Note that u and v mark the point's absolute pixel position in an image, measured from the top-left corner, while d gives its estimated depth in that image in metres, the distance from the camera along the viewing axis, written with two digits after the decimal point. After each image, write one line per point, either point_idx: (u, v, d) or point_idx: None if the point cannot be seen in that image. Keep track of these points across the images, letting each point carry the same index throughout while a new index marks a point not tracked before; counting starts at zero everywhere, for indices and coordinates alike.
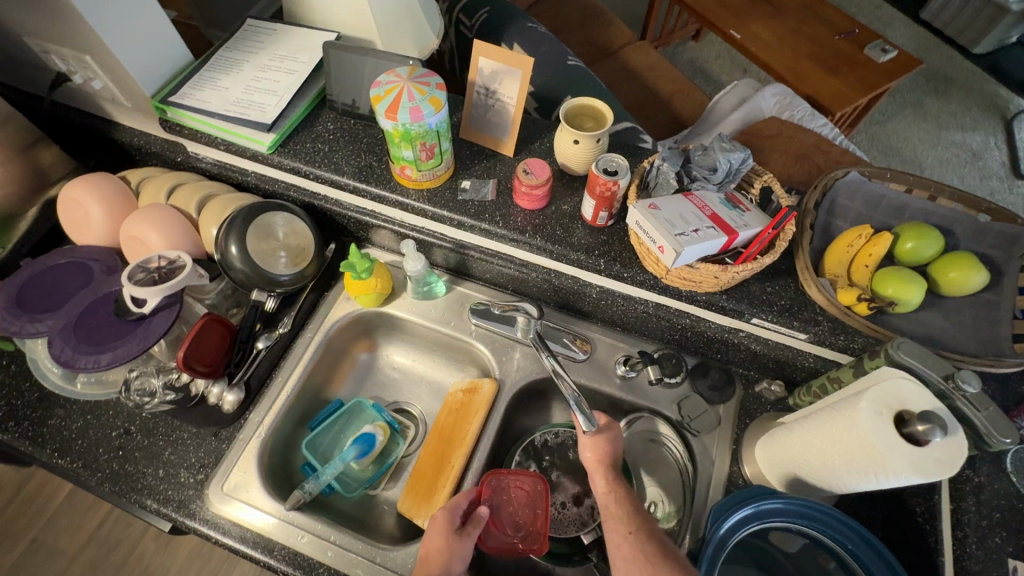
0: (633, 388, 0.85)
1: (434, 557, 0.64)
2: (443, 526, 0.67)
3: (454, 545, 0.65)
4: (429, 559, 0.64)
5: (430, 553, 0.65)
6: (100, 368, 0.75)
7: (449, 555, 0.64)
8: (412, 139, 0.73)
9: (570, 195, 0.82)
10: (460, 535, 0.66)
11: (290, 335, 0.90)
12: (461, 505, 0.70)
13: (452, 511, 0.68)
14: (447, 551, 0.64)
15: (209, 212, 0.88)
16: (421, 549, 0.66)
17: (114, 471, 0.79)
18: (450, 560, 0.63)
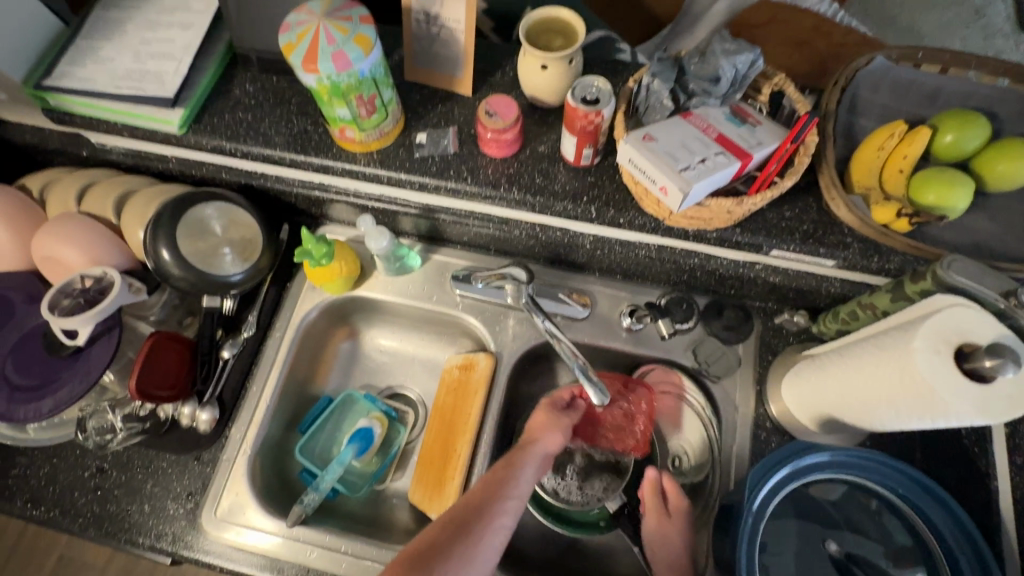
0: (643, 340, 0.78)
1: (537, 428, 0.69)
2: (552, 407, 0.71)
3: (558, 420, 0.69)
4: (533, 431, 0.69)
5: (537, 424, 0.69)
6: (44, 416, 0.67)
7: (552, 426, 0.68)
8: (344, 94, 0.60)
9: (545, 132, 0.70)
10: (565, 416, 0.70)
11: (257, 337, 0.80)
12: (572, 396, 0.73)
13: (560, 398, 0.73)
14: (549, 424, 0.69)
15: (129, 212, 0.75)
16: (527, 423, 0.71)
17: (96, 514, 0.72)
18: (550, 431, 0.68)
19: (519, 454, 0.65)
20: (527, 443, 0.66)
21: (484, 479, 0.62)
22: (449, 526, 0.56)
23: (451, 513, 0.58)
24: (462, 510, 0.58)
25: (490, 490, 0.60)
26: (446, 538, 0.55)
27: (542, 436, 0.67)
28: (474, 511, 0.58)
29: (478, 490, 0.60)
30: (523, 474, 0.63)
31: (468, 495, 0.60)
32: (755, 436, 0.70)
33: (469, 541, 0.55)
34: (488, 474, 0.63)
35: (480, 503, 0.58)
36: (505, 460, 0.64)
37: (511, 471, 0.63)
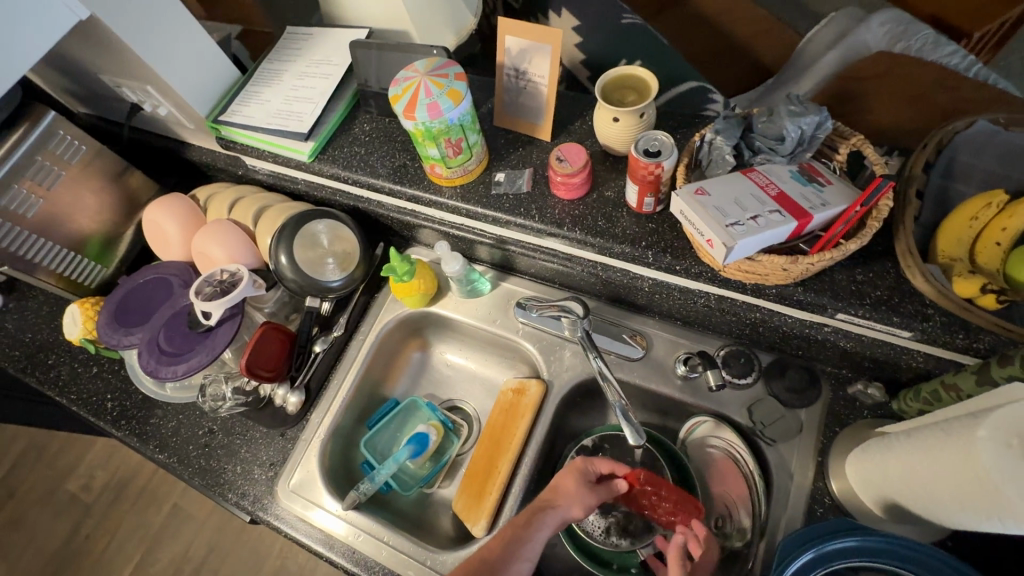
0: (696, 390, 0.77)
1: (562, 491, 0.65)
2: (579, 472, 0.67)
3: (583, 490, 0.65)
4: (556, 491, 0.66)
5: (560, 486, 0.66)
6: (178, 377, 0.82)
7: (576, 495, 0.65)
8: (436, 137, 0.69)
9: (613, 179, 0.74)
10: (589, 485, 0.66)
11: (344, 337, 0.92)
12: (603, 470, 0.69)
13: (589, 468, 0.68)
14: (571, 490, 0.65)
15: (264, 222, 0.92)
16: (553, 480, 0.68)
17: (202, 467, 0.87)
18: (573, 500, 0.64)
19: (537, 514, 0.63)
20: (547, 505, 0.64)
21: (496, 539, 0.61)
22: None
23: (461, 569, 0.58)
24: (471, 567, 0.58)
25: (501, 552, 0.59)
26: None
27: (562, 502, 0.64)
28: (483, 570, 0.57)
29: (490, 549, 0.59)
30: (538, 538, 0.60)
31: (481, 552, 0.60)
32: (809, 511, 0.67)
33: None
34: (503, 530, 0.62)
35: (490, 563, 0.58)
36: (522, 516, 0.63)
37: (527, 530, 0.61)
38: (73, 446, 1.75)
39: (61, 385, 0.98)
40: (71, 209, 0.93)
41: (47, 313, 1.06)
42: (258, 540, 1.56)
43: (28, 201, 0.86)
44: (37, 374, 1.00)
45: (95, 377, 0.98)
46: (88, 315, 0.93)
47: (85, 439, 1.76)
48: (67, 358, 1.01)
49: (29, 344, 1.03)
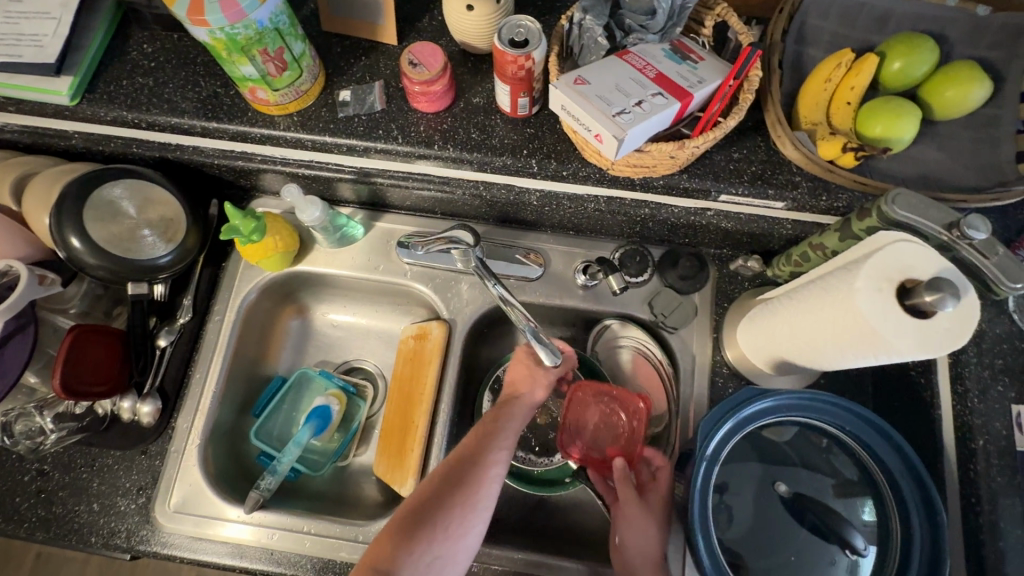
0: (599, 296, 0.76)
1: (520, 381, 0.65)
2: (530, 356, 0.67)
3: (538, 370, 0.66)
4: (517, 381, 0.65)
5: (516, 377, 0.66)
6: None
7: (531, 376, 0.65)
8: (246, 49, 0.53)
9: (479, 82, 0.64)
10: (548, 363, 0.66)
11: (196, 322, 0.76)
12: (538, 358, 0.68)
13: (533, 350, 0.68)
14: (529, 374, 0.65)
15: (31, 198, 0.68)
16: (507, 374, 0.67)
17: (43, 517, 0.69)
18: (534, 383, 0.64)
19: (508, 405, 0.62)
20: (513, 396, 0.64)
21: (470, 435, 0.59)
22: (436, 484, 0.55)
23: (438, 471, 0.56)
24: (449, 466, 0.56)
25: (479, 445, 0.58)
26: (432, 494, 0.53)
27: (527, 387, 0.64)
28: (463, 464, 0.56)
29: (467, 444, 0.58)
30: (511, 423, 0.60)
31: (456, 450, 0.58)
32: (713, 384, 0.72)
33: (459, 498, 0.53)
34: (475, 428, 0.60)
35: (469, 456, 0.56)
36: (493, 411, 0.62)
37: (500, 421, 0.60)
38: None
39: None
40: None
41: None
42: None
43: None
44: None
45: None
46: None
47: None
48: None
49: None
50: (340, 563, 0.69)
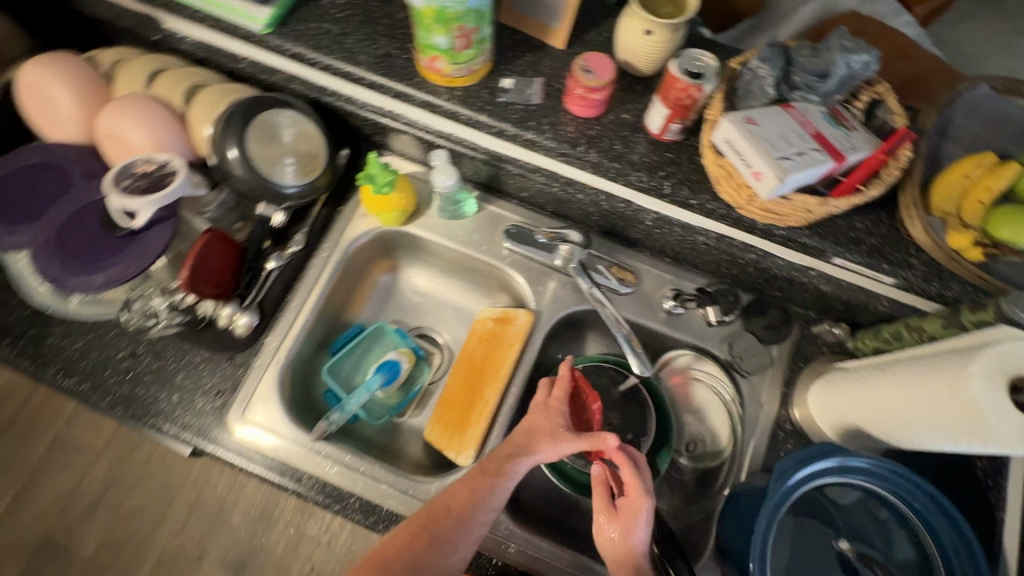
0: (681, 325, 0.79)
1: (538, 440, 0.65)
2: (547, 416, 0.67)
3: (557, 435, 0.65)
4: (528, 439, 0.65)
5: (534, 431, 0.66)
6: (94, 291, 0.66)
7: (552, 440, 0.64)
8: (448, 22, 0.58)
9: (631, 100, 0.69)
10: (564, 434, 0.65)
11: (303, 254, 0.80)
12: (547, 395, 0.70)
13: (563, 425, 0.66)
14: (545, 440, 0.65)
15: (199, 106, 0.74)
16: (526, 421, 0.68)
17: (126, 395, 0.74)
18: (549, 446, 0.64)
19: (506, 463, 0.64)
20: (518, 453, 0.64)
21: (458, 489, 0.63)
22: (413, 536, 0.60)
23: (420, 520, 0.61)
24: (430, 519, 0.61)
25: (465, 507, 0.61)
26: (407, 547, 0.60)
27: (536, 450, 0.64)
28: (445, 522, 0.61)
29: (455, 500, 0.62)
30: (503, 485, 0.63)
31: (442, 501, 0.62)
32: (774, 435, 0.74)
33: (430, 555, 0.59)
34: (465, 481, 0.63)
35: (451, 517, 0.61)
36: (491, 463, 0.64)
37: (492, 486, 0.63)
38: None
39: None
40: None
41: None
42: None
43: None
44: None
45: None
46: None
47: None
48: None
49: None
50: (386, 510, 0.71)
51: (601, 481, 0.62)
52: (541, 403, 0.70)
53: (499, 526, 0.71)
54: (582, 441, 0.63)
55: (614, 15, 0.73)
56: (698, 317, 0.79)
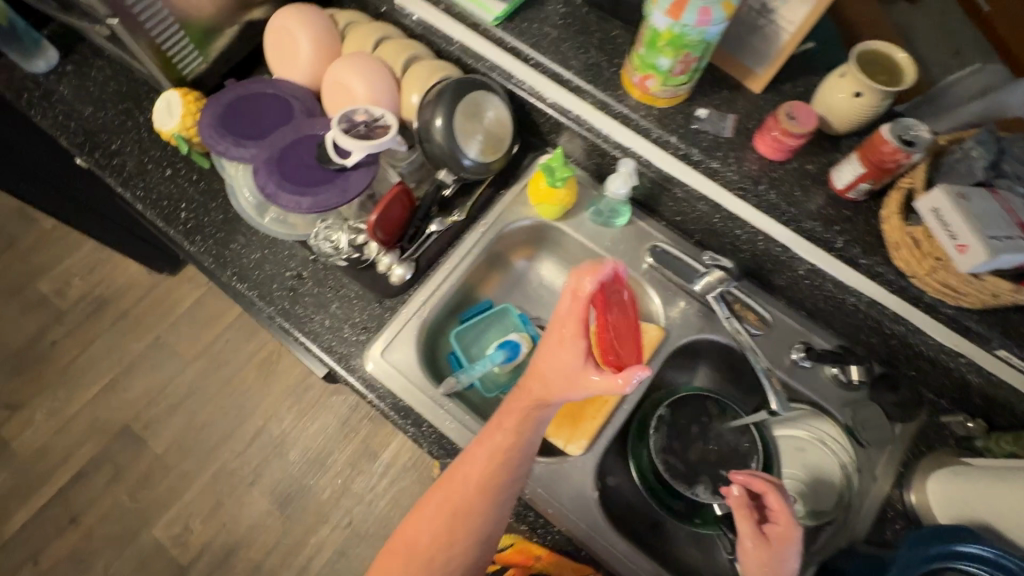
0: (805, 379, 0.80)
1: (551, 390, 0.63)
2: (571, 359, 0.62)
3: (569, 379, 0.62)
4: (549, 380, 0.63)
5: (546, 375, 0.63)
6: (300, 211, 0.74)
7: (566, 381, 0.62)
8: (680, 48, 0.64)
9: (817, 153, 0.71)
10: (581, 362, 0.61)
11: (462, 224, 0.87)
12: (558, 313, 0.62)
13: (580, 364, 0.61)
14: (567, 387, 0.62)
15: (415, 75, 0.83)
16: (543, 363, 0.63)
17: (286, 309, 0.82)
18: (563, 387, 0.62)
19: (530, 416, 0.65)
20: (540, 403, 0.64)
21: (473, 457, 0.66)
22: (438, 516, 0.65)
23: (438, 497, 0.66)
24: (451, 493, 0.66)
25: (487, 474, 0.65)
26: (433, 524, 0.65)
27: (552, 397, 0.63)
28: (462, 486, 0.66)
29: (469, 475, 0.65)
30: (528, 439, 0.65)
31: (459, 473, 0.66)
32: (881, 513, 0.73)
33: (459, 526, 0.65)
34: (484, 442, 0.66)
35: (472, 484, 0.65)
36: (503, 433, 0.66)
37: (505, 456, 0.65)
38: (51, 244, 1.72)
39: (126, 178, 0.89)
40: None
41: (114, 93, 0.94)
42: (245, 395, 1.57)
43: None
44: (99, 157, 0.90)
45: (167, 181, 0.89)
46: (190, 110, 0.81)
47: (70, 240, 1.72)
48: (134, 150, 0.91)
49: (90, 123, 0.92)
50: None
51: (742, 499, 0.64)
52: (558, 323, 0.62)
53: (593, 520, 0.73)
54: (596, 386, 0.61)
55: (811, 73, 0.77)
56: (824, 374, 0.80)
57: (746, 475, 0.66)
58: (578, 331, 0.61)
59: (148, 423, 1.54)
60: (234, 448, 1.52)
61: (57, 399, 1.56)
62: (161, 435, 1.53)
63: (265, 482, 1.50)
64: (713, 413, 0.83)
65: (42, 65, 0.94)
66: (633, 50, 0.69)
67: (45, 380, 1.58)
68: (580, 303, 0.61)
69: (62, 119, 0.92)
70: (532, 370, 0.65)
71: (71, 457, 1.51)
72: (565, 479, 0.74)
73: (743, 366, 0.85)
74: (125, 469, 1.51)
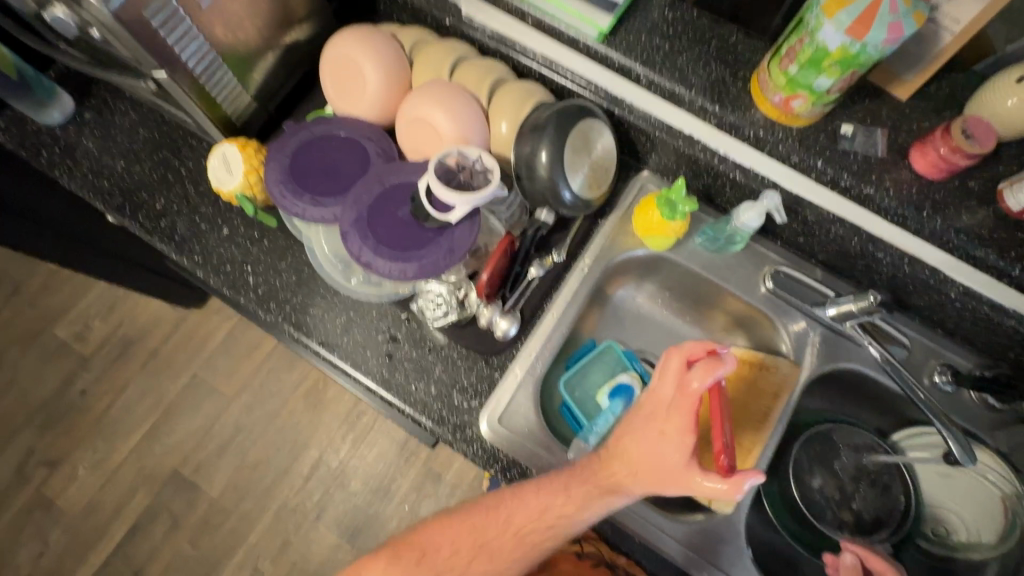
0: (956, 403, 0.74)
1: (627, 477, 0.61)
2: (661, 456, 0.60)
3: (660, 476, 0.60)
4: (631, 466, 0.61)
5: (635, 462, 0.61)
6: (405, 279, 0.68)
7: (642, 472, 0.60)
8: (850, 68, 0.55)
9: (977, 167, 0.64)
10: (669, 466, 0.59)
11: (562, 265, 0.79)
12: (674, 395, 0.61)
13: (679, 463, 0.59)
14: (637, 481, 0.60)
15: (504, 101, 0.73)
16: (633, 454, 0.61)
17: (385, 378, 0.74)
18: (638, 484, 0.60)
19: (597, 497, 0.62)
20: (609, 489, 0.62)
21: (524, 502, 0.63)
22: (462, 541, 0.64)
23: (472, 518, 0.65)
24: (490, 520, 0.64)
25: (532, 524, 0.62)
26: (456, 555, 0.64)
27: (631, 486, 0.61)
28: (508, 524, 0.63)
29: (521, 516, 0.63)
30: (591, 514, 0.62)
31: (503, 510, 0.64)
32: None
33: (474, 563, 0.63)
34: (542, 490, 0.63)
35: (526, 533, 0.63)
36: (559, 483, 0.63)
37: (541, 513, 0.62)
38: (61, 285, 1.59)
39: (177, 242, 0.79)
40: (240, 12, 0.67)
41: (146, 142, 0.83)
42: (295, 429, 1.50)
43: None
44: (143, 220, 0.79)
45: (226, 243, 0.79)
46: (252, 164, 0.72)
47: (81, 279, 1.60)
48: (183, 209, 0.80)
49: (127, 180, 0.81)
50: (635, 537, 0.71)
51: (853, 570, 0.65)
52: (660, 406, 0.62)
53: None
54: (694, 488, 0.59)
55: (957, 71, 0.68)
56: (969, 398, 0.74)
57: (858, 547, 0.66)
58: (682, 441, 0.60)
59: (198, 466, 1.48)
60: (292, 483, 1.47)
61: (97, 450, 1.49)
62: (214, 478, 1.47)
63: (330, 514, 1.45)
64: (850, 443, 0.79)
65: (58, 116, 0.81)
66: (778, 66, 0.60)
67: (81, 432, 1.50)
68: (691, 398, 0.60)
69: (91, 179, 0.81)
70: (612, 449, 0.63)
71: (123, 510, 1.45)
72: (714, 537, 0.71)
73: (874, 393, 0.79)
74: (182, 516, 1.45)
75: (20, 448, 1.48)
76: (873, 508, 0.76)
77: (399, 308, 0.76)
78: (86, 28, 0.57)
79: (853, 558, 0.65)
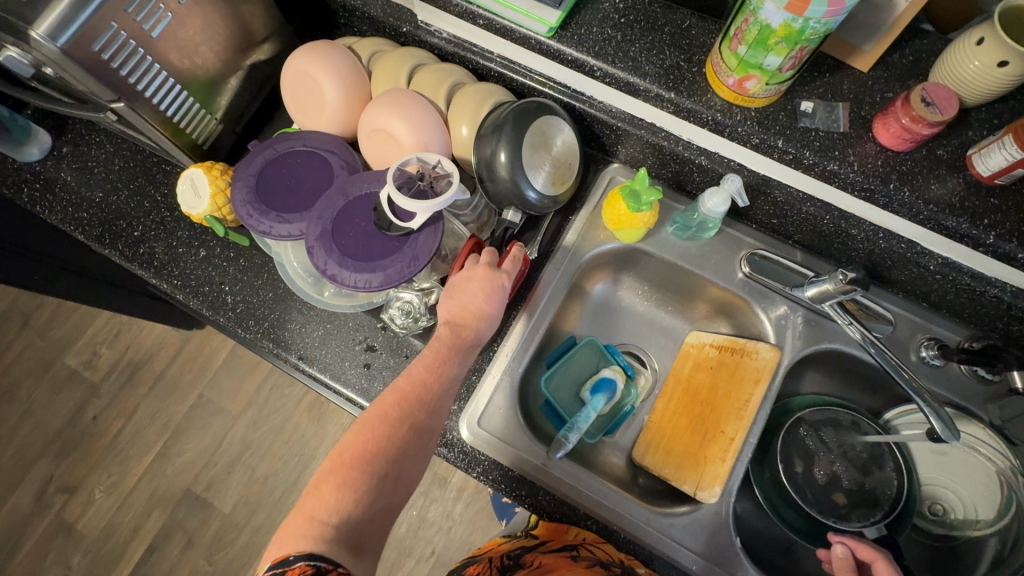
0: (944, 377, 0.72)
1: (477, 325, 0.64)
2: (487, 297, 0.65)
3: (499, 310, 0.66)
4: (478, 319, 0.65)
5: (474, 309, 0.64)
6: (370, 290, 0.68)
7: (493, 318, 0.66)
8: (795, 43, 0.53)
9: (943, 135, 0.63)
10: (498, 294, 0.65)
11: (535, 263, 0.79)
12: (494, 270, 0.66)
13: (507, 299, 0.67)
14: (483, 320, 0.64)
15: (463, 104, 0.73)
16: (464, 297, 0.65)
17: (363, 388, 0.74)
18: (490, 326, 0.66)
19: (465, 351, 0.64)
20: (472, 346, 0.64)
21: (418, 379, 0.60)
22: (383, 430, 0.56)
23: (388, 410, 0.58)
24: (399, 409, 0.58)
25: (433, 389, 0.60)
26: (385, 440, 0.56)
27: (484, 334, 0.65)
28: (415, 405, 0.59)
29: (403, 386, 0.60)
30: (461, 366, 0.63)
31: (402, 388, 0.60)
32: None
33: (410, 443, 0.57)
34: (422, 365, 0.61)
35: (413, 399, 0.59)
36: (425, 365, 0.61)
37: (431, 376, 0.60)
38: (68, 315, 1.64)
39: (158, 267, 0.80)
40: (195, 38, 0.68)
41: (123, 171, 0.85)
42: (301, 441, 1.52)
43: (152, 9, 0.61)
44: (122, 247, 0.81)
45: (204, 264, 0.80)
46: (219, 187, 0.73)
47: (86, 308, 1.64)
48: (161, 234, 0.82)
49: (105, 210, 0.83)
50: (623, 535, 0.71)
51: (846, 562, 0.63)
52: (483, 272, 0.66)
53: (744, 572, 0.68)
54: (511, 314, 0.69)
55: (920, 37, 0.66)
56: (958, 370, 0.72)
57: (847, 538, 0.64)
58: (499, 272, 0.66)
59: (208, 484, 1.51)
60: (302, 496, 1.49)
61: (111, 474, 1.52)
62: (225, 494, 1.50)
63: None
64: (841, 424, 0.77)
65: (36, 152, 0.83)
66: (729, 48, 0.60)
67: (95, 457, 1.54)
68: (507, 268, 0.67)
69: (71, 211, 0.82)
70: (455, 317, 0.65)
71: (140, 531, 1.49)
72: (702, 529, 0.70)
73: (861, 372, 0.78)
74: (196, 534, 1.48)
75: (38, 476, 1.52)
76: (868, 491, 0.74)
77: (374, 317, 0.77)
78: (40, 66, 0.58)
79: (844, 550, 0.63)
